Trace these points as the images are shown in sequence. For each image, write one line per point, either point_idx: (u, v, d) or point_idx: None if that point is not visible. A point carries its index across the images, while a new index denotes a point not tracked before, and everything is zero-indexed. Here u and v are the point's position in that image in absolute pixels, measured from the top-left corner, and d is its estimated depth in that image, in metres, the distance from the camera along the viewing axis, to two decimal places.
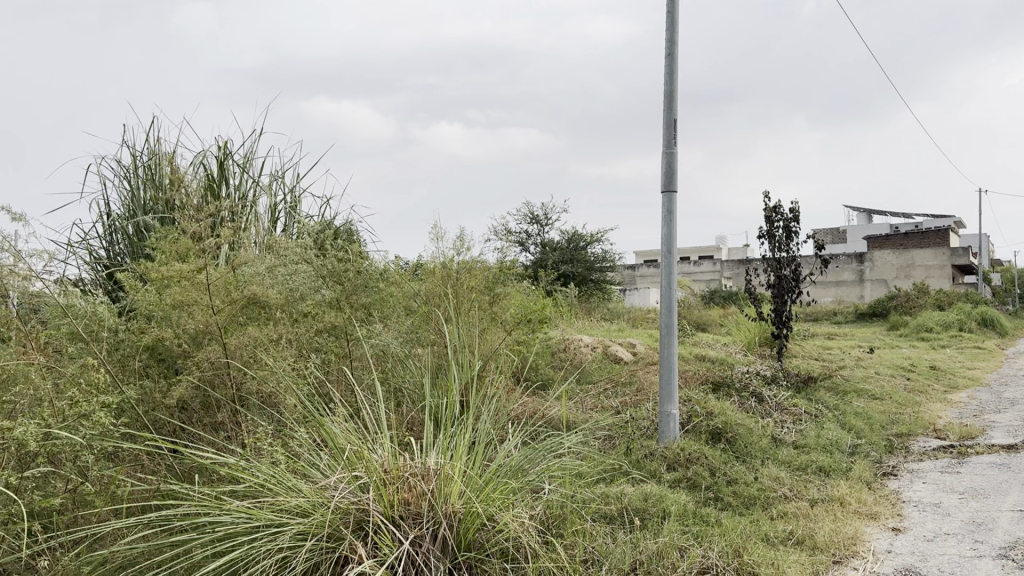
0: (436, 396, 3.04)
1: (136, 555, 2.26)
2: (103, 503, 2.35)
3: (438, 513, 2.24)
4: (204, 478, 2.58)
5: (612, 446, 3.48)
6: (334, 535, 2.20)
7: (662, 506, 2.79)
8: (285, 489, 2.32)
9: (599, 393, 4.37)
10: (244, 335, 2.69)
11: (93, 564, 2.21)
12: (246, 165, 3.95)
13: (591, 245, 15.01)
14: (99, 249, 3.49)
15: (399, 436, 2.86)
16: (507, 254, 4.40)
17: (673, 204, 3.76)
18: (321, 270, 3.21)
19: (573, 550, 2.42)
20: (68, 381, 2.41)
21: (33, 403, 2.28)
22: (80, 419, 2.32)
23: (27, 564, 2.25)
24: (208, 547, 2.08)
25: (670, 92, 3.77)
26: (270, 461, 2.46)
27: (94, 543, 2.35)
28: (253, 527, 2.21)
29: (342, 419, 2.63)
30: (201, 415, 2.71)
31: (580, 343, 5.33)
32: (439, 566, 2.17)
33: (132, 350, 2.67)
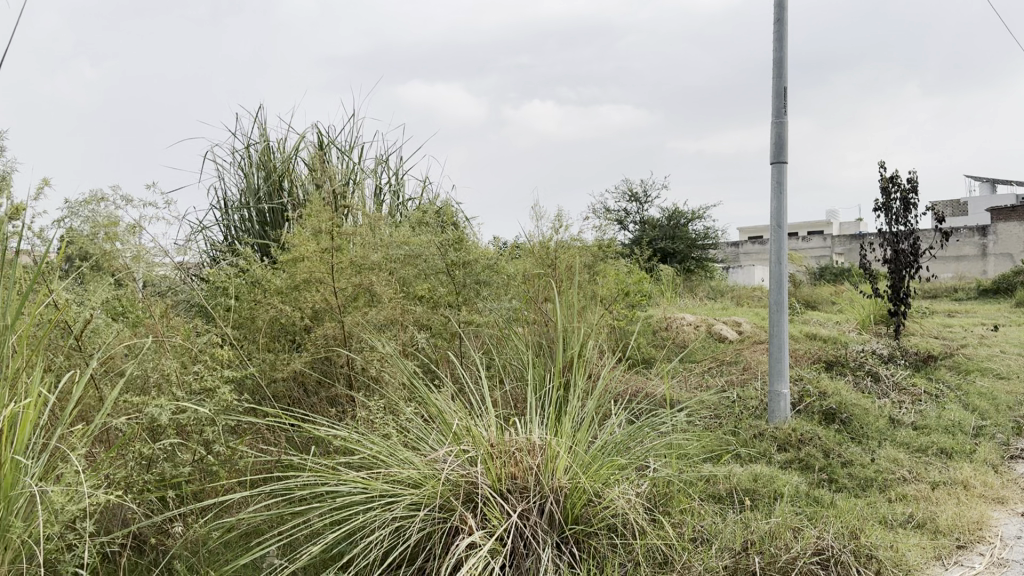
0: (541, 374, 3.06)
1: (259, 522, 2.38)
2: (228, 473, 2.48)
3: (544, 488, 2.27)
4: (320, 450, 2.68)
5: (719, 425, 3.43)
6: (444, 507, 2.26)
7: (773, 487, 2.74)
8: (397, 461, 2.39)
9: (704, 371, 4.30)
10: (356, 312, 2.77)
11: (221, 530, 2.35)
12: (350, 148, 4.05)
13: (693, 221, 14.74)
14: (217, 233, 3.65)
15: (506, 412, 2.90)
16: (607, 231, 4.38)
17: (783, 175, 3.65)
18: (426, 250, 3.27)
19: (681, 528, 2.40)
20: (195, 357, 2.55)
21: (164, 379, 2.43)
22: (207, 393, 2.45)
23: (160, 528, 2.40)
24: (327, 515, 2.17)
25: (780, 59, 3.65)
26: (382, 434, 2.54)
27: (221, 511, 2.49)
28: (368, 497, 2.29)
29: (450, 395, 2.68)
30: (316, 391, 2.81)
31: (684, 321, 5.26)
32: (547, 540, 2.19)
33: (252, 328, 2.80)
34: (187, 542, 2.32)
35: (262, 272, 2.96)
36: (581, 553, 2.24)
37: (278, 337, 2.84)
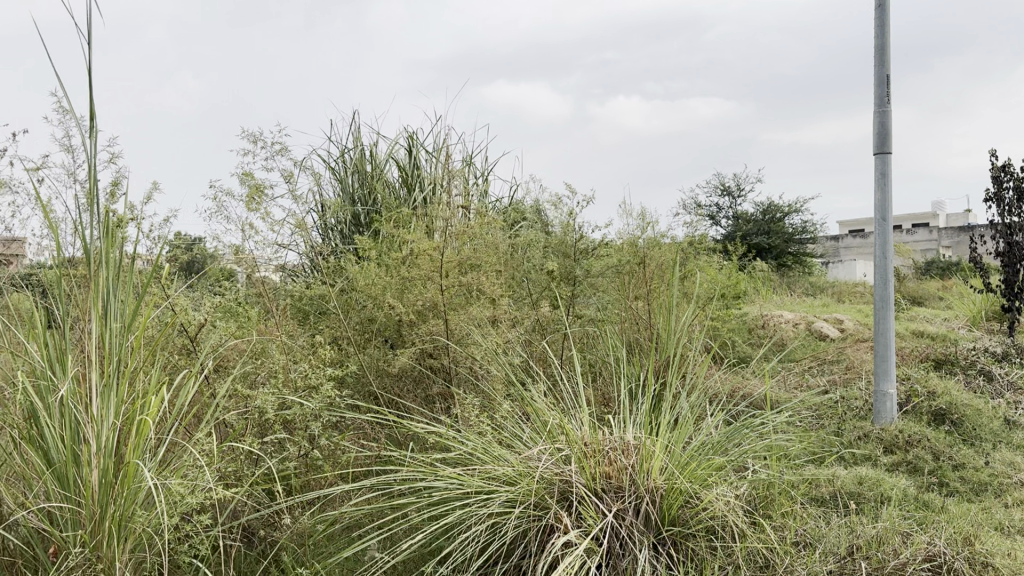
0: (635, 373, 3.03)
1: (360, 516, 2.45)
2: (330, 468, 2.56)
3: (640, 488, 2.26)
4: (418, 447, 2.74)
5: (820, 426, 3.33)
6: (540, 504, 2.27)
7: (879, 491, 2.64)
8: (492, 458, 2.42)
9: (804, 371, 4.19)
10: (453, 312, 2.81)
11: (324, 523, 2.42)
12: (440, 150, 4.12)
13: (790, 216, 14.34)
14: (315, 237, 3.77)
15: (600, 411, 2.90)
16: (699, 228, 4.32)
17: (887, 166, 3.52)
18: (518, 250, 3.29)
19: (782, 532, 2.35)
20: (299, 356, 2.65)
21: (270, 376, 2.53)
22: (310, 390, 2.53)
23: (267, 520, 2.50)
24: (424, 511, 2.22)
25: (883, 46, 3.52)
26: (477, 431, 2.57)
27: (324, 504, 2.57)
28: (464, 494, 2.33)
29: (544, 393, 2.70)
30: (412, 389, 2.87)
31: (781, 319, 5.13)
32: (643, 540, 2.18)
33: (351, 328, 2.88)
34: (293, 534, 2.41)
35: (359, 274, 3.04)
36: (678, 555, 2.22)
37: (376, 336, 2.91)
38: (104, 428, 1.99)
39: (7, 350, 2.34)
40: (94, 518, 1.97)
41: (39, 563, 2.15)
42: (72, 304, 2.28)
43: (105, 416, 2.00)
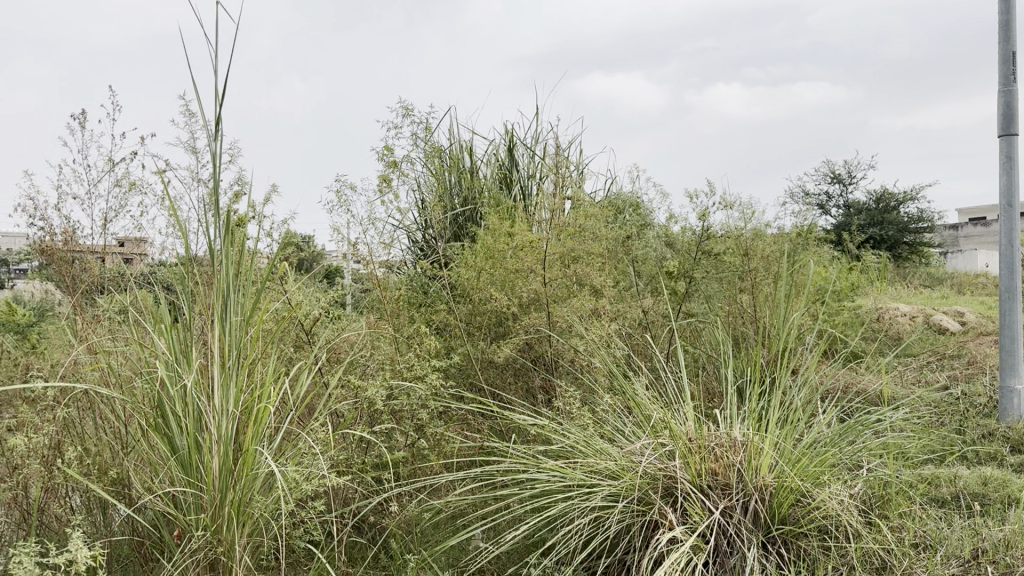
0: (741, 367, 2.97)
1: (465, 506, 2.49)
2: (435, 458, 2.61)
3: (748, 485, 2.21)
4: (521, 438, 2.76)
5: (940, 423, 3.18)
6: (644, 499, 2.25)
7: (1007, 492, 2.51)
8: (595, 452, 2.41)
9: (922, 365, 4.01)
10: (555, 305, 2.81)
11: (429, 513, 2.47)
12: (538, 144, 4.13)
13: (904, 204, 13.72)
14: (416, 233, 3.84)
15: (704, 406, 2.85)
16: (807, 218, 4.18)
17: (1014, 149, 3.33)
18: (620, 244, 3.26)
19: (901, 533, 2.26)
20: (406, 348, 2.71)
21: (376, 368, 2.59)
22: (415, 382, 2.59)
23: (375, 509, 2.57)
24: (528, 503, 2.23)
25: (1008, 21, 3.32)
26: (580, 424, 2.57)
27: (430, 494, 2.62)
28: (567, 486, 2.33)
29: (647, 387, 2.67)
30: (514, 381, 2.89)
31: (897, 312, 4.92)
32: (752, 538, 2.13)
33: (455, 322, 2.93)
34: (400, 523, 2.47)
35: (461, 268, 3.08)
36: (788, 554, 2.17)
37: (478, 330, 2.94)
38: (223, 417, 2.09)
39: (134, 343, 2.48)
40: (214, 503, 2.07)
41: (165, 545, 2.28)
42: (194, 300, 2.40)
43: (224, 406, 2.10)
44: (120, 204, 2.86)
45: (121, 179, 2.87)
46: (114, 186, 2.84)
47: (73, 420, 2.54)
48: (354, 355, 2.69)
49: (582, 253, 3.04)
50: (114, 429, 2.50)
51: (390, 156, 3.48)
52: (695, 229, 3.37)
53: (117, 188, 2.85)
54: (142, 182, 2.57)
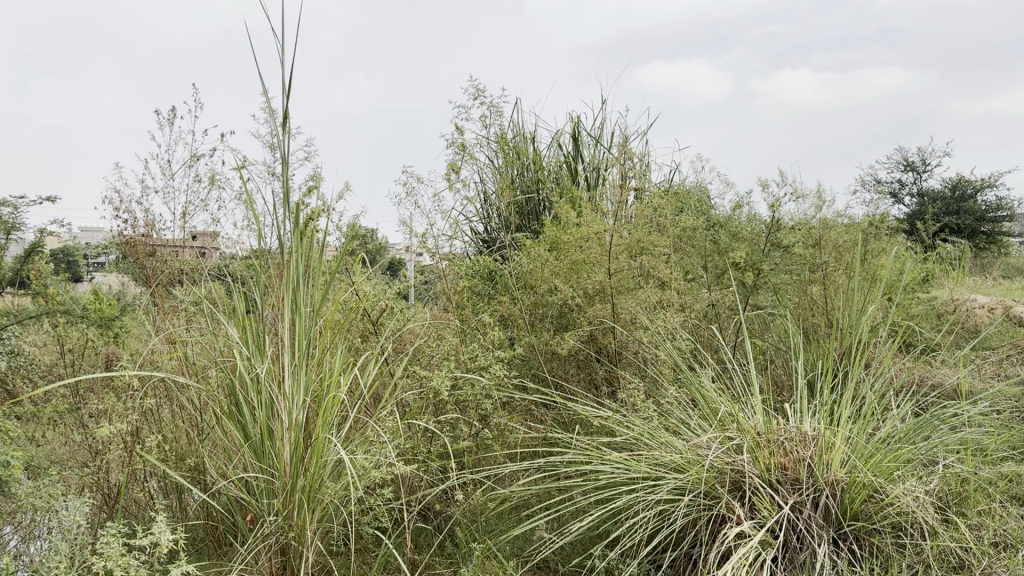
0: (810, 360, 2.91)
1: (529, 496, 2.50)
2: (500, 448, 2.63)
3: (819, 480, 2.17)
4: (585, 430, 2.76)
5: (1021, 418, 3.07)
6: (710, 493, 2.23)
7: None
8: (660, 444, 2.39)
9: (1001, 358, 3.87)
10: (621, 296, 2.79)
11: (494, 503, 2.49)
12: (602, 134, 4.10)
13: (981, 191, 13.23)
14: (479, 225, 3.86)
15: (772, 399, 2.80)
16: (879, 207, 4.07)
17: None
18: (686, 235, 3.23)
19: (979, 531, 2.19)
20: (472, 339, 2.73)
21: (442, 359, 2.62)
22: (480, 372, 2.60)
23: (441, 497, 2.59)
24: (593, 495, 2.23)
25: None
26: (645, 417, 2.55)
27: (494, 483, 2.64)
28: (632, 479, 2.32)
29: (714, 379, 2.64)
30: (578, 373, 2.89)
31: (974, 303, 4.76)
32: (822, 534, 2.09)
33: (519, 313, 2.94)
34: (465, 512, 2.49)
35: (526, 259, 3.09)
36: (861, 551, 2.12)
37: (542, 321, 2.94)
38: (295, 405, 2.14)
39: (209, 333, 2.56)
40: (285, 490, 2.12)
41: (238, 528, 2.34)
42: (266, 290, 2.47)
43: (295, 393, 2.15)
44: (195, 198, 2.94)
45: (197, 174, 2.96)
46: (190, 181, 2.94)
47: (152, 406, 2.63)
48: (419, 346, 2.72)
49: (648, 245, 3.01)
50: (190, 416, 2.58)
51: (454, 148, 3.50)
52: (763, 219, 3.31)
53: (192, 182, 2.94)
54: (216, 176, 2.65)
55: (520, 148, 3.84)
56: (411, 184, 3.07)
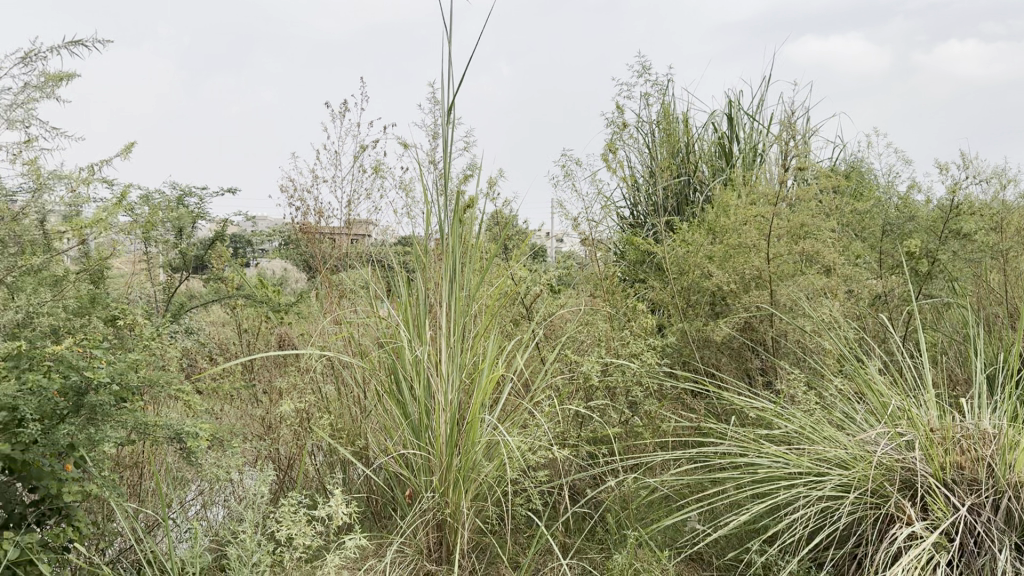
0: (991, 352, 2.70)
1: (682, 486, 2.46)
2: (652, 436, 2.60)
3: (1000, 482, 2.01)
4: (740, 421, 2.68)
5: None
6: (878, 491, 2.12)
7: None
8: (823, 439, 2.29)
9: None
10: (780, 283, 2.69)
11: (647, 491, 2.47)
12: (758, 115, 3.96)
13: None
14: (628, 209, 3.82)
15: (948, 393, 2.62)
16: None
17: None
18: (850, 220, 3.07)
19: None
20: (625, 325, 2.71)
21: (595, 345, 2.61)
22: (633, 360, 2.58)
23: (592, 483, 2.60)
24: (751, 488, 2.16)
25: None
26: (806, 409, 2.45)
27: (647, 472, 2.61)
28: (792, 473, 2.24)
29: (882, 371, 2.50)
30: (733, 361, 2.81)
31: None
32: (1004, 540, 1.94)
33: (673, 300, 2.89)
34: (618, 499, 2.48)
35: (679, 244, 3.03)
36: None
37: (697, 309, 2.88)
38: (451, 386, 2.19)
39: (371, 315, 2.66)
40: (442, 469, 2.18)
41: (397, 504, 2.43)
42: (424, 275, 2.54)
43: (451, 375, 2.21)
44: (357, 186, 3.06)
45: (359, 162, 3.08)
46: (353, 170, 3.07)
47: (319, 384, 2.77)
48: (574, 332, 2.73)
49: (810, 230, 2.88)
50: (354, 394, 2.70)
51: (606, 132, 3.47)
52: (937, 201, 3.09)
53: (355, 171, 3.06)
54: (378, 164, 2.74)
55: (673, 132, 3.77)
56: (564, 169, 3.07)
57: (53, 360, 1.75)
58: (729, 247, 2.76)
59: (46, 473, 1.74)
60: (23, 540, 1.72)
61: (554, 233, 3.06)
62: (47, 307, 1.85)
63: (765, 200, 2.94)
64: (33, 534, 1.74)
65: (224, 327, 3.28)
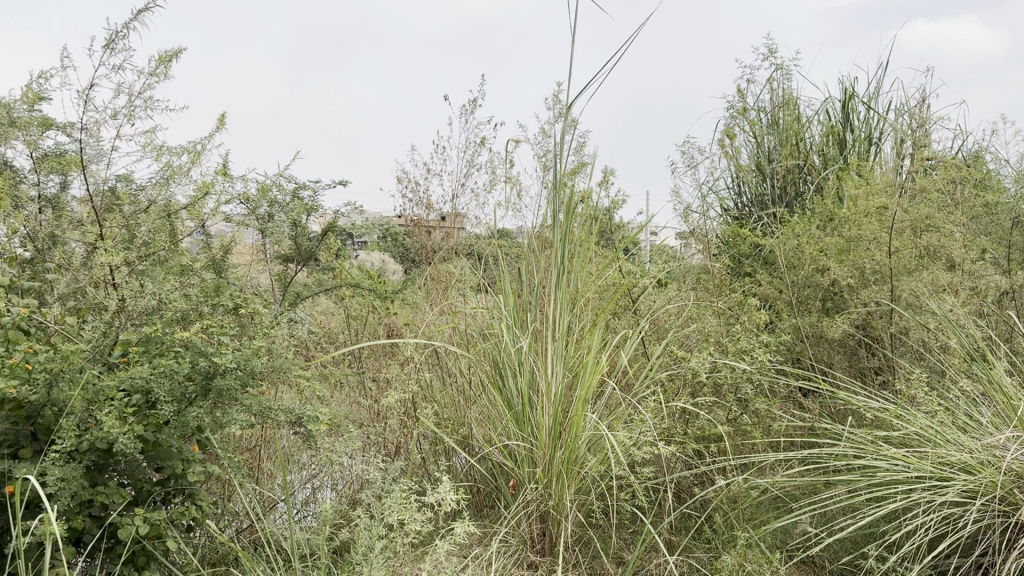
0: None
1: (793, 486, 2.39)
2: (761, 434, 2.53)
3: None
4: (855, 421, 2.58)
5: None
6: (1007, 499, 2.00)
7: None
8: (946, 442, 2.18)
9: None
10: (901, 278, 2.56)
11: (756, 491, 2.40)
12: (875, 102, 3.80)
13: None
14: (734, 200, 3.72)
15: None
16: None
17: None
18: (975, 210, 2.90)
19: None
20: (734, 320, 2.64)
21: (704, 340, 2.55)
22: (743, 356, 2.51)
23: (699, 481, 2.54)
24: (868, 491, 2.08)
25: None
26: (928, 410, 2.34)
27: (756, 471, 2.54)
28: (912, 477, 2.14)
29: (1012, 372, 2.35)
30: (847, 359, 2.71)
31: None
32: None
33: (784, 294, 2.80)
34: (725, 497, 2.43)
35: (789, 237, 2.93)
36: None
37: (808, 304, 2.78)
38: (553, 378, 2.18)
39: (477, 306, 2.68)
40: (546, 461, 2.17)
41: (501, 493, 2.44)
42: (529, 267, 2.53)
43: (556, 368, 2.21)
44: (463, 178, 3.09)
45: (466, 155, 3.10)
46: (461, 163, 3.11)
47: (425, 374, 2.81)
48: (682, 328, 2.69)
49: (932, 222, 2.74)
50: (458, 384, 2.73)
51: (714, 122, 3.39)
52: None
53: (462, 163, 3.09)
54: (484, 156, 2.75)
55: (783, 122, 3.66)
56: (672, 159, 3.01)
57: (183, 345, 1.84)
58: (846, 240, 2.66)
59: (175, 454, 1.82)
60: (151, 516, 1.80)
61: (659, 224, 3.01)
62: (176, 295, 1.94)
63: (884, 189, 2.82)
64: (158, 509, 1.82)
65: (332, 316, 3.37)
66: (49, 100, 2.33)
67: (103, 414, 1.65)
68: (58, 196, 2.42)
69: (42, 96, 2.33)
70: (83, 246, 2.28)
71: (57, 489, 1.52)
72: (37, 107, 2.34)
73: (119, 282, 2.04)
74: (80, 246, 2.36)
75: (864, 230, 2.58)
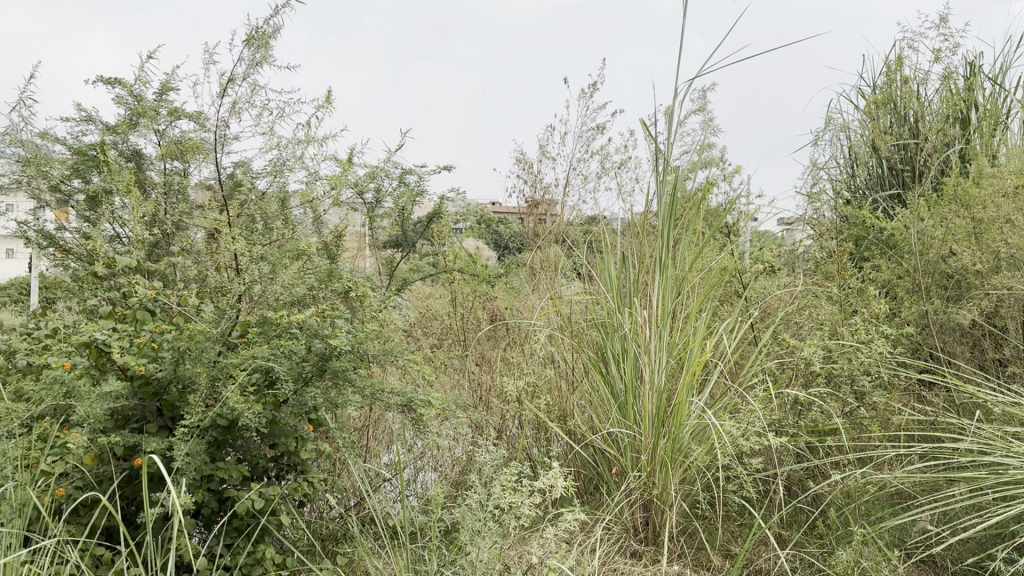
0: None
1: (913, 483, 2.28)
2: (879, 428, 2.42)
3: None
4: (983, 416, 2.43)
5: None
6: None
7: None
8: None
9: None
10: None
11: (872, 486, 2.30)
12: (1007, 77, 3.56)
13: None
14: (848, 184, 3.56)
15: None
16: None
17: None
18: None
19: None
20: (850, 309, 2.53)
21: (818, 329, 2.46)
22: (860, 346, 2.40)
23: (811, 475, 2.45)
24: (996, 490, 1.95)
25: None
26: None
27: (872, 466, 2.43)
28: None
29: None
30: (974, 350, 2.55)
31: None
32: None
33: (904, 281, 2.66)
34: (839, 492, 2.33)
35: (910, 221, 2.78)
36: None
37: (931, 292, 2.64)
38: (658, 366, 2.14)
39: (581, 293, 2.65)
40: (649, 449, 2.13)
41: (604, 481, 2.41)
42: (634, 253, 2.49)
43: (658, 357, 2.16)
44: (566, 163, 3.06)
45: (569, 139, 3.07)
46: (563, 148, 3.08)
47: (527, 360, 2.81)
48: (793, 316, 2.59)
49: None
50: (561, 370, 2.72)
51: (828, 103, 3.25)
52: None
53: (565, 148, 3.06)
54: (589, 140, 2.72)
55: (902, 100, 3.48)
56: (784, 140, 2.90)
57: (296, 328, 1.88)
58: (975, 225, 2.50)
59: (289, 433, 1.87)
60: (266, 492, 1.85)
61: (770, 209, 2.91)
62: (290, 278, 1.99)
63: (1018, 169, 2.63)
64: (272, 486, 1.87)
65: (437, 299, 3.41)
66: (176, 91, 2.44)
67: (225, 391, 1.71)
68: (182, 183, 2.54)
69: (167, 88, 2.44)
70: (204, 230, 2.38)
71: (183, 463, 1.59)
72: (161, 98, 2.46)
73: (238, 264, 2.12)
74: (200, 230, 2.47)
75: (996, 214, 2.42)
